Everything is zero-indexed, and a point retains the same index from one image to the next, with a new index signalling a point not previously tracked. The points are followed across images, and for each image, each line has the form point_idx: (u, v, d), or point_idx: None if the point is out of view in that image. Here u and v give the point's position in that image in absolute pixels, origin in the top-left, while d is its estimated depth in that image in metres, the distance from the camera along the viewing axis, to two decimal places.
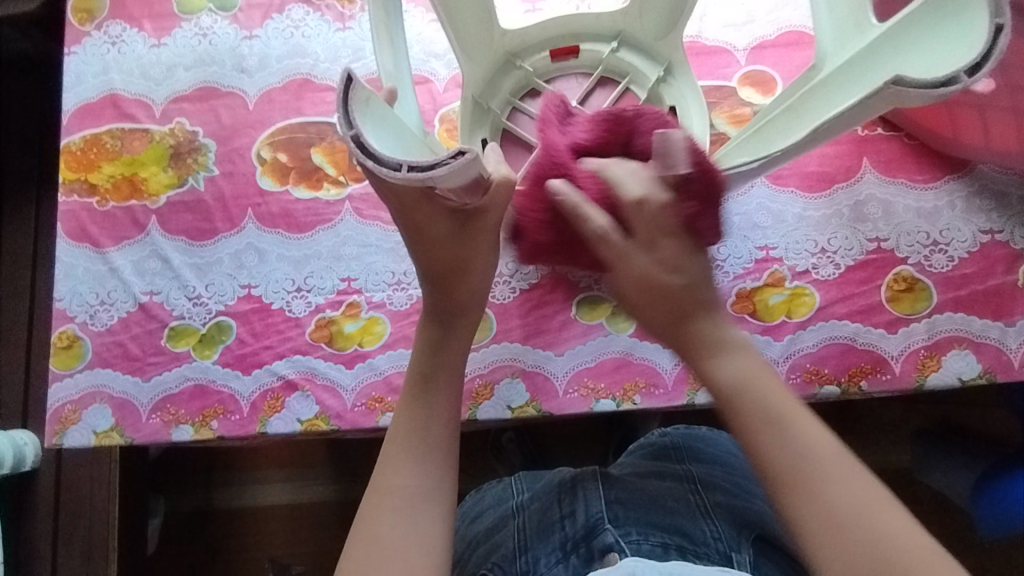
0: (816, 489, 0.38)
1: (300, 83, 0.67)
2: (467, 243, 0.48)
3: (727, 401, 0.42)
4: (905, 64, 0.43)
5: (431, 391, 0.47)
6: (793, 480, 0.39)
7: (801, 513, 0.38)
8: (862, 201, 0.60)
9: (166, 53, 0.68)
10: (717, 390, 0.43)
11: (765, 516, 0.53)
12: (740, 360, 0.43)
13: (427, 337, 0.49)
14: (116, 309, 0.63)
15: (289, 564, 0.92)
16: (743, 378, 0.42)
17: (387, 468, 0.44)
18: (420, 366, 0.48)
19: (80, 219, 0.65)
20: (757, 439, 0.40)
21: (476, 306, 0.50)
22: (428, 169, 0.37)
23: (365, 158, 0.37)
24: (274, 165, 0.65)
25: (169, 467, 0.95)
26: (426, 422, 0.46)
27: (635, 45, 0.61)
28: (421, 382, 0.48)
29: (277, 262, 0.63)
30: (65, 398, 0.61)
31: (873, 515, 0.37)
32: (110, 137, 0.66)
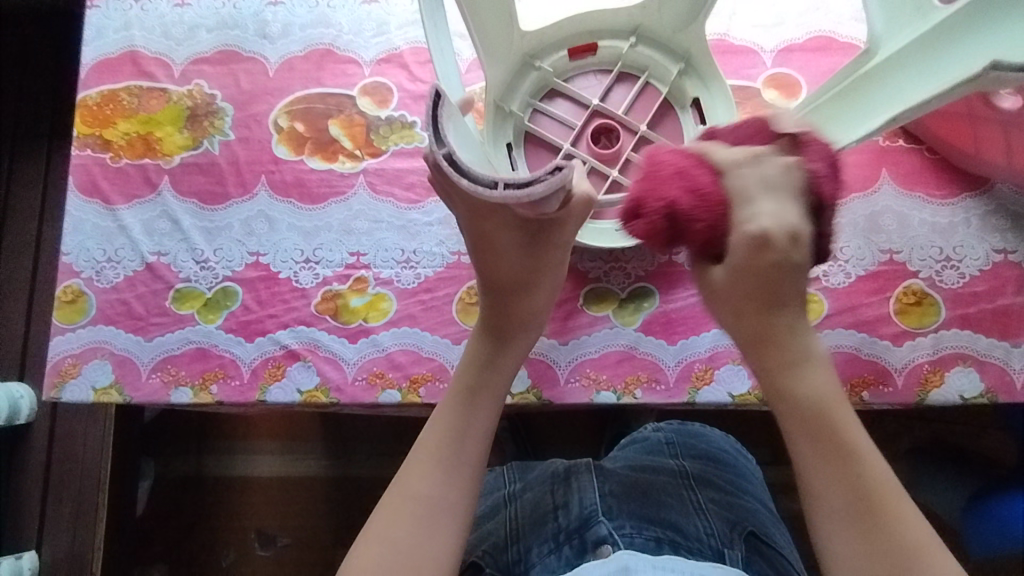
0: (887, 517, 0.41)
1: (322, 53, 0.67)
2: (529, 258, 0.49)
3: (821, 424, 0.44)
4: (994, 44, 0.44)
5: (469, 403, 0.49)
6: (872, 520, 0.41)
7: (848, 548, 0.42)
8: (877, 212, 0.60)
9: (190, 13, 0.68)
10: (804, 422, 0.45)
11: (757, 514, 0.53)
12: (829, 391, 0.45)
13: (479, 350, 0.50)
14: (123, 267, 0.62)
15: (276, 535, 0.92)
16: (820, 394, 0.45)
17: (411, 475, 0.46)
18: (466, 377, 0.50)
19: (92, 174, 0.64)
20: (832, 481, 0.43)
21: (529, 325, 0.51)
22: (525, 188, 0.41)
23: (460, 176, 0.41)
24: (291, 134, 0.65)
25: (161, 431, 0.95)
26: (461, 427, 0.48)
27: (652, 39, 0.61)
28: (465, 391, 0.49)
29: (287, 232, 0.63)
30: (66, 351, 0.60)
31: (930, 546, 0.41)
32: (127, 94, 0.66)
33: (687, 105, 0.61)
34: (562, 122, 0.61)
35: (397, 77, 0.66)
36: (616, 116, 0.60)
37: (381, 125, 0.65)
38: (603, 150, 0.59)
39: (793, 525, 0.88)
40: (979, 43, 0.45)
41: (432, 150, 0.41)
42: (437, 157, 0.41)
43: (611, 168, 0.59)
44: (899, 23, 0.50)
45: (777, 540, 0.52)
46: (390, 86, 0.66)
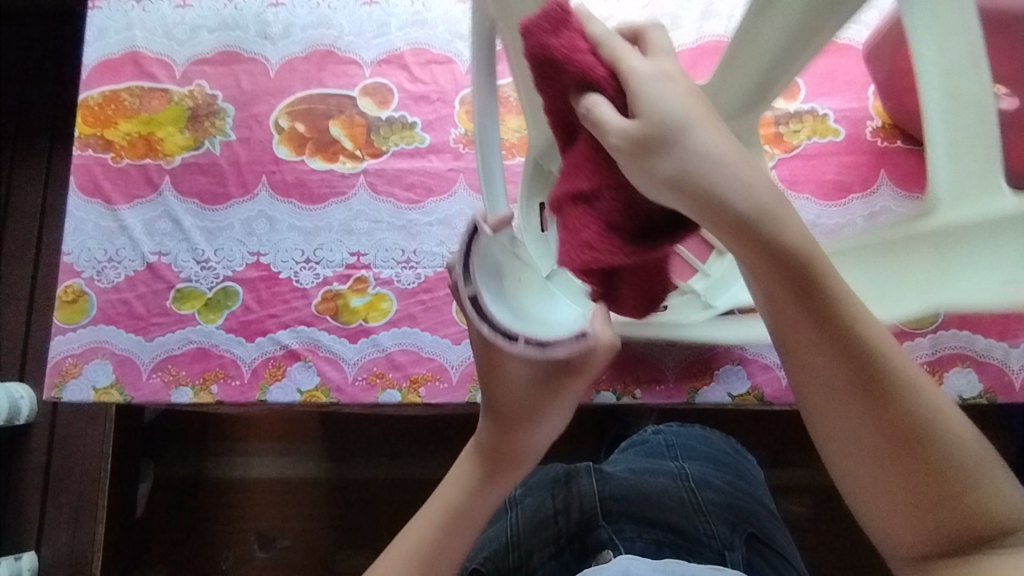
0: (892, 388, 0.31)
1: (323, 54, 0.67)
2: (543, 397, 0.42)
3: (801, 293, 0.31)
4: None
5: (449, 532, 0.43)
6: (875, 399, 0.31)
7: (854, 439, 0.31)
8: (876, 213, 0.60)
9: (191, 14, 0.68)
10: (775, 290, 0.31)
11: (757, 515, 0.53)
12: (800, 237, 0.31)
13: (469, 479, 0.44)
14: (123, 267, 0.63)
15: (275, 537, 0.92)
16: (795, 246, 0.30)
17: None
18: (449, 505, 0.44)
19: (93, 174, 0.64)
20: (823, 365, 0.31)
21: (526, 460, 0.45)
22: (546, 346, 0.37)
23: (481, 324, 0.36)
24: (291, 134, 0.65)
25: (161, 432, 0.95)
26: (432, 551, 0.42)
27: None
28: (451, 520, 0.43)
29: (287, 232, 0.63)
30: (67, 351, 0.60)
31: (936, 402, 0.31)
32: (128, 94, 0.66)
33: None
34: None
35: (397, 78, 0.66)
36: None
37: (381, 125, 0.65)
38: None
39: (792, 524, 0.88)
40: (973, 270, 0.42)
41: (457, 285, 0.37)
42: (461, 295, 0.36)
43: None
44: (963, 197, 0.42)
45: (778, 540, 0.52)
46: (390, 87, 0.66)
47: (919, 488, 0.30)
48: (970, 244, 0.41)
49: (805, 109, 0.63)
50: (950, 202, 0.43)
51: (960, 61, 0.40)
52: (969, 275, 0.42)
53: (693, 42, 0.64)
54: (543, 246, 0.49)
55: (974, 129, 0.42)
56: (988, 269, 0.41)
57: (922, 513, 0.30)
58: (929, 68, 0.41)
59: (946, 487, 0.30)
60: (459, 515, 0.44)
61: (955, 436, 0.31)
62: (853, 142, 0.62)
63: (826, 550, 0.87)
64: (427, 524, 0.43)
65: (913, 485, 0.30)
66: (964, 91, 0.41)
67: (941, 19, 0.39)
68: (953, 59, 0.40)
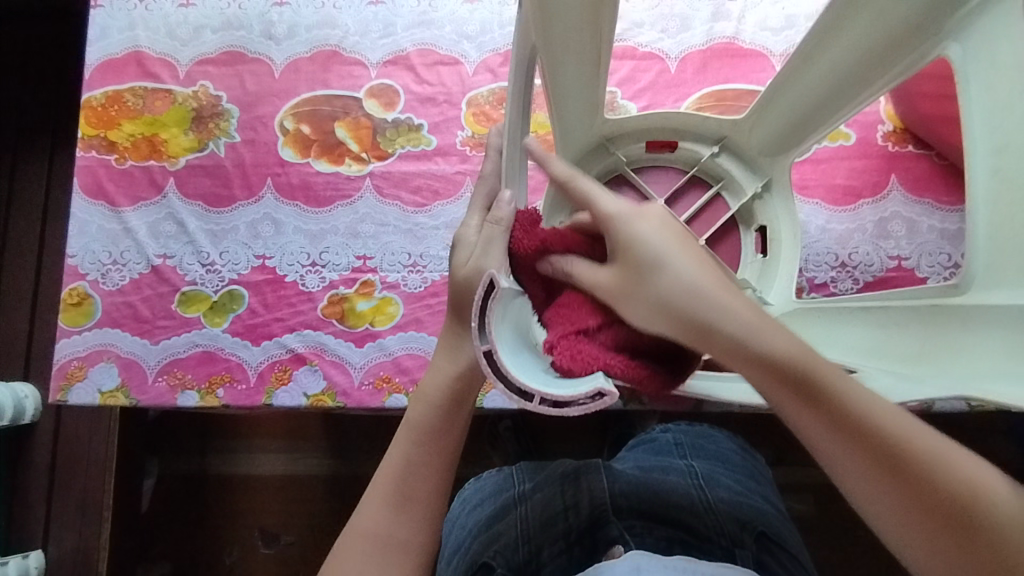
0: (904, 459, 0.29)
1: (328, 55, 0.66)
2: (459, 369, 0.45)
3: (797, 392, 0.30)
4: None
5: (416, 444, 0.41)
6: (897, 472, 0.29)
7: (883, 511, 0.30)
8: (887, 218, 0.60)
9: (195, 13, 0.67)
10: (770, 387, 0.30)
11: (766, 515, 0.52)
12: (780, 339, 0.30)
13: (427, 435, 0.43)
14: (128, 270, 0.62)
15: (280, 534, 0.91)
16: (777, 347, 0.30)
17: (363, 512, 0.41)
18: (419, 420, 0.42)
19: (97, 175, 0.64)
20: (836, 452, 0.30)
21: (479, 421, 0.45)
22: (563, 406, 0.32)
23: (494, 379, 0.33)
24: (296, 136, 0.65)
25: (165, 428, 0.92)
26: (407, 465, 0.41)
27: (739, 153, 0.55)
28: (418, 431, 0.41)
29: (293, 235, 0.63)
30: (72, 354, 0.60)
31: (940, 455, 0.30)
32: (131, 95, 0.65)
33: (751, 227, 0.55)
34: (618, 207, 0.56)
35: (403, 79, 0.65)
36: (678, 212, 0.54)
37: (387, 127, 0.64)
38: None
39: (797, 524, 0.88)
40: (953, 367, 0.34)
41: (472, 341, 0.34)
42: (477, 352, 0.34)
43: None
44: (996, 279, 0.35)
45: (788, 542, 0.51)
46: (397, 88, 0.65)
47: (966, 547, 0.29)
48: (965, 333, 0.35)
49: None
50: (984, 284, 0.36)
51: (1012, 141, 0.34)
52: (953, 373, 0.34)
53: (703, 44, 0.64)
54: None
55: (1010, 204, 0.34)
56: (969, 373, 0.33)
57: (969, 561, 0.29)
58: (978, 125, 0.36)
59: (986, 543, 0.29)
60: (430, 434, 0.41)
61: (967, 477, 0.29)
62: (864, 146, 0.61)
63: (828, 550, 0.88)
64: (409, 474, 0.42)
65: (953, 545, 0.29)
66: (1010, 175, 0.35)
67: (997, 73, 0.35)
68: (997, 120, 0.35)
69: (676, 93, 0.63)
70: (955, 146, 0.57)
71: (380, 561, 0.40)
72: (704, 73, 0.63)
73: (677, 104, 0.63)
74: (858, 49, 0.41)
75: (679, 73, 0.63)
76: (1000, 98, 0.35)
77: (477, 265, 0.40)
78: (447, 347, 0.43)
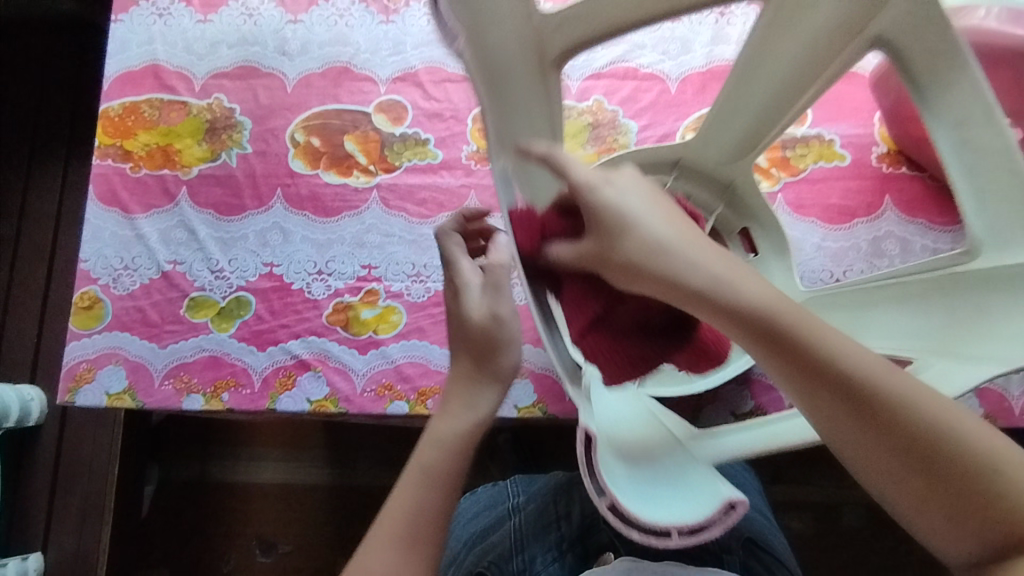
0: (968, 478, 0.31)
1: (339, 70, 0.68)
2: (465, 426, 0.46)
3: (866, 416, 0.32)
4: None
5: (428, 487, 0.41)
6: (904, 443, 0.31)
7: (891, 481, 0.32)
8: (880, 237, 0.61)
9: (211, 29, 0.70)
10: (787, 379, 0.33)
11: (754, 521, 0.53)
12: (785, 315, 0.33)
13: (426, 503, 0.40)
14: (139, 275, 0.64)
15: (276, 542, 0.90)
16: (781, 321, 0.33)
17: (371, 544, 0.40)
18: (433, 464, 0.42)
19: (112, 183, 0.66)
20: (892, 470, 0.32)
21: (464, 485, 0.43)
22: (701, 530, 0.34)
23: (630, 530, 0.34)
24: (307, 148, 0.66)
25: (166, 436, 0.93)
26: (418, 509, 0.40)
27: (697, 170, 0.55)
28: (428, 475, 0.41)
29: (301, 244, 0.64)
30: (81, 356, 0.61)
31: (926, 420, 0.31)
32: (148, 106, 0.67)
33: (734, 231, 0.56)
34: None
35: (412, 95, 0.67)
36: None
37: (395, 141, 0.66)
38: None
39: (795, 543, 0.88)
40: (989, 334, 0.39)
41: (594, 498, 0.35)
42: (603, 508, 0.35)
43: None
44: (1009, 240, 0.40)
45: (775, 545, 0.52)
46: (405, 104, 0.67)
47: (956, 500, 0.31)
48: (993, 295, 0.40)
49: (812, 134, 0.64)
50: (995, 246, 0.40)
51: (972, 115, 0.39)
52: (983, 335, 0.39)
53: (703, 66, 0.66)
54: None
55: (999, 172, 0.39)
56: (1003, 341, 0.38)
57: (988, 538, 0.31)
58: (933, 105, 0.41)
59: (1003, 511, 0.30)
60: (437, 474, 0.41)
61: (923, 413, 0.32)
62: (859, 167, 0.63)
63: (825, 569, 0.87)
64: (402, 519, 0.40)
65: (941, 494, 0.31)
66: (982, 143, 0.39)
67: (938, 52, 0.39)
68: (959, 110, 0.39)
69: (677, 113, 0.65)
70: None
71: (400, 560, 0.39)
72: (703, 94, 0.65)
73: (677, 123, 0.64)
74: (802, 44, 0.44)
75: (679, 94, 0.65)
76: (942, 77, 0.39)
77: (489, 309, 0.46)
78: (464, 395, 0.45)
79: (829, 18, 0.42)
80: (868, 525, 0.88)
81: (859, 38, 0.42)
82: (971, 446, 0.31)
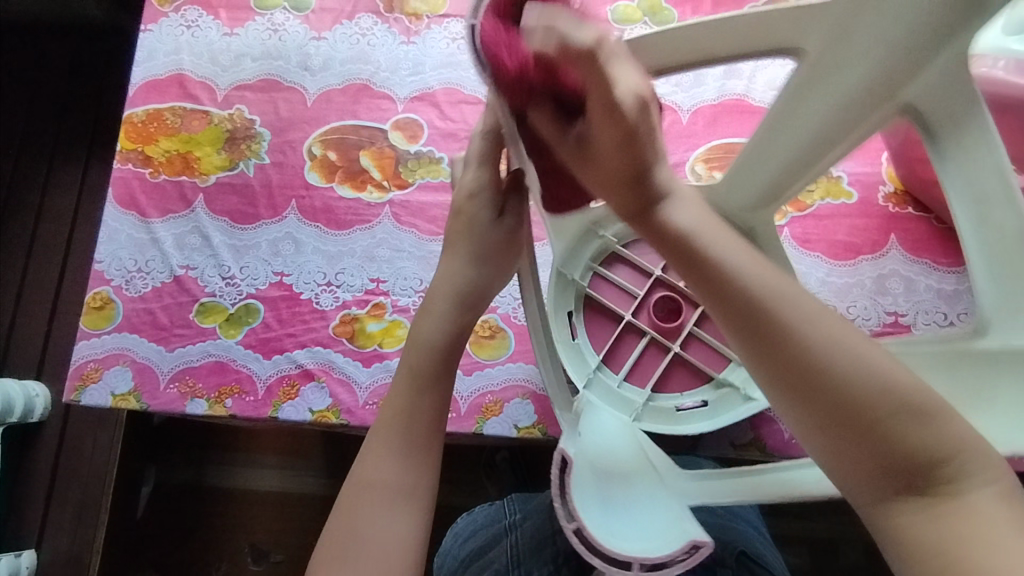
0: (885, 422, 0.28)
1: (359, 87, 0.70)
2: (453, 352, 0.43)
3: (773, 347, 0.29)
4: None
5: (417, 392, 0.41)
6: (820, 383, 0.29)
7: (806, 422, 0.29)
8: (885, 275, 0.62)
9: (237, 42, 0.71)
10: (713, 298, 0.30)
11: (749, 537, 0.52)
12: (718, 233, 0.31)
13: (408, 406, 0.41)
14: (151, 278, 0.65)
15: (268, 551, 0.90)
16: (709, 239, 0.31)
17: (366, 459, 0.40)
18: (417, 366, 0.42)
19: (131, 187, 0.67)
20: (803, 412, 0.29)
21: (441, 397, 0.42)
22: (659, 566, 0.37)
23: (591, 556, 0.37)
24: (323, 162, 0.68)
25: (167, 437, 0.93)
26: (410, 411, 0.41)
27: None
28: (418, 379, 0.41)
29: (311, 255, 0.65)
30: (89, 356, 0.62)
31: (854, 360, 0.29)
32: (171, 114, 0.69)
33: None
34: (625, 290, 0.59)
35: (428, 115, 0.69)
36: (681, 289, 0.59)
37: (409, 159, 0.68)
38: (664, 322, 0.59)
39: None
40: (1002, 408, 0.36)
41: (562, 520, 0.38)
42: (566, 530, 0.38)
43: (671, 342, 0.58)
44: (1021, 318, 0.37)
45: (769, 561, 0.52)
46: (421, 122, 0.69)
47: (867, 448, 0.28)
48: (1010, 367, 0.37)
49: None
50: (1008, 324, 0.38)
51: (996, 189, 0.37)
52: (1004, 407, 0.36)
53: (715, 99, 0.67)
54: (579, 358, 0.57)
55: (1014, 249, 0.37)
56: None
57: (894, 487, 0.28)
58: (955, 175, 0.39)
59: (915, 464, 0.28)
60: (424, 380, 0.41)
61: (847, 351, 0.29)
62: (865, 206, 0.64)
63: None
64: (390, 432, 0.40)
65: (851, 436, 0.28)
66: (1000, 223, 0.37)
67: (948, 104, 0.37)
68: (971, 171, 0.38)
69: (687, 143, 0.66)
70: None
71: (392, 507, 0.38)
72: (714, 126, 0.66)
73: (687, 153, 0.66)
74: (821, 112, 0.42)
75: (690, 125, 0.66)
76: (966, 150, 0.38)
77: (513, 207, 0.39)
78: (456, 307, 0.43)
79: (851, 92, 0.40)
80: (866, 563, 0.87)
81: (889, 103, 0.40)
82: (902, 394, 0.28)
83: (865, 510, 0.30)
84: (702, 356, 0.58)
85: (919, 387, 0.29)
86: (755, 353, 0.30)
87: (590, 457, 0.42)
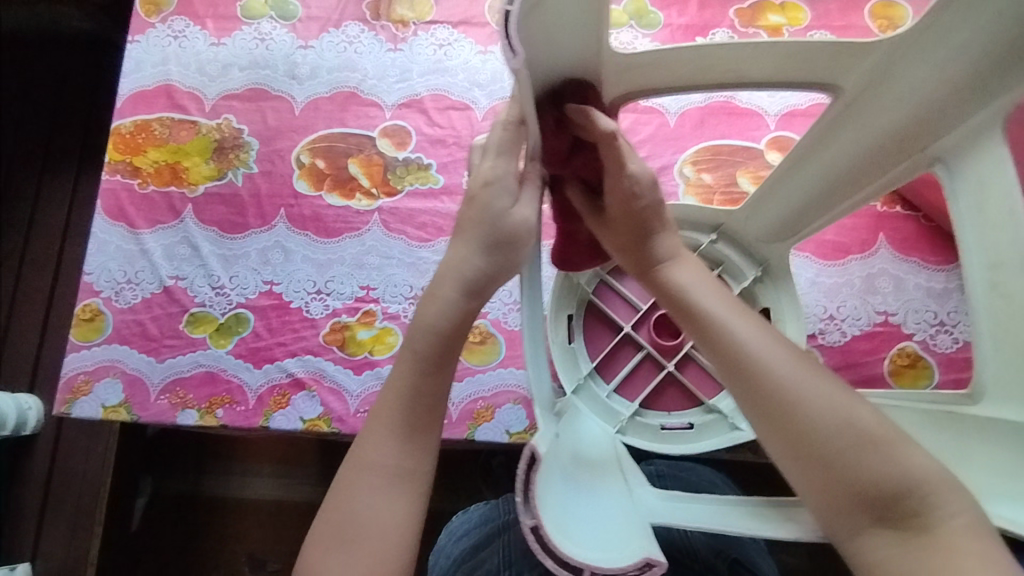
0: (848, 454, 0.31)
1: (346, 95, 0.70)
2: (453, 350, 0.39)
3: (747, 385, 0.34)
4: None
5: (426, 374, 0.38)
6: (787, 419, 0.33)
7: (782, 454, 0.33)
8: (874, 274, 0.62)
9: (224, 52, 0.71)
10: (703, 344, 0.36)
11: (746, 547, 0.52)
12: (712, 291, 0.38)
13: (417, 389, 0.37)
14: (141, 289, 0.65)
15: (264, 560, 0.90)
16: (700, 295, 0.37)
17: (367, 441, 0.37)
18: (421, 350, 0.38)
19: (119, 198, 0.67)
20: (776, 445, 0.33)
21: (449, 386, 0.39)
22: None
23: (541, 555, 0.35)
24: (311, 170, 0.68)
25: (162, 448, 0.93)
26: (415, 395, 0.37)
27: (735, 238, 0.57)
28: (426, 362, 0.38)
29: (301, 263, 0.65)
30: (80, 368, 0.62)
31: (818, 400, 0.32)
32: (159, 125, 0.69)
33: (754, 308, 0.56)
34: (630, 301, 0.60)
35: (416, 121, 0.69)
36: None
37: (398, 165, 0.68)
38: (663, 340, 0.59)
39: None
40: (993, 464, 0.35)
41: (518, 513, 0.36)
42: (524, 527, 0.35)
43: (665, 360, 0.59)
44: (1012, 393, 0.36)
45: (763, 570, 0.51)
46: (409, 129, 0.69)
47: (834, 481, 0.31)
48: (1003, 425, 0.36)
49: None
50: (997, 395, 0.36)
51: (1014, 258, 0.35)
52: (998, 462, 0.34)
53: (702, 101, 0.67)
54: (571, 363, 0.56)
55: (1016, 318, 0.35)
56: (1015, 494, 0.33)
57: (870, 520, 0.31)
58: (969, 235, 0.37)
59: (883, 496, 0.30)
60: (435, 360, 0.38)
61: (813, 392, 0.33)
62: None
63: None
64: (395, 414, 0.37)
65: (820, 469, 0.32)
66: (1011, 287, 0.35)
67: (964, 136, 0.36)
68: (983, 194, 0.36)
69: (675, 146, 0.66)
70: (940, 206, 0.59)
71: (390, 490, 0.36)
72: (701, 129, 0.66)
73: (675, 155, 0.66)
74: (848, 157, 0.44)
75: (678, 128, 0.67)
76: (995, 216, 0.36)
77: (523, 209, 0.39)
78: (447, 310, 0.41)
79: (880, 134, 0.41)
80: None
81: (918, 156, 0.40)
82: (866, 431, 0.31)
83: (842, 542, 0.32)
84: (697, 379, 0.59)
85: (887, 428, 0.32)
86: (735, 392, 0.35)
87: (563, 463, 0.41)
